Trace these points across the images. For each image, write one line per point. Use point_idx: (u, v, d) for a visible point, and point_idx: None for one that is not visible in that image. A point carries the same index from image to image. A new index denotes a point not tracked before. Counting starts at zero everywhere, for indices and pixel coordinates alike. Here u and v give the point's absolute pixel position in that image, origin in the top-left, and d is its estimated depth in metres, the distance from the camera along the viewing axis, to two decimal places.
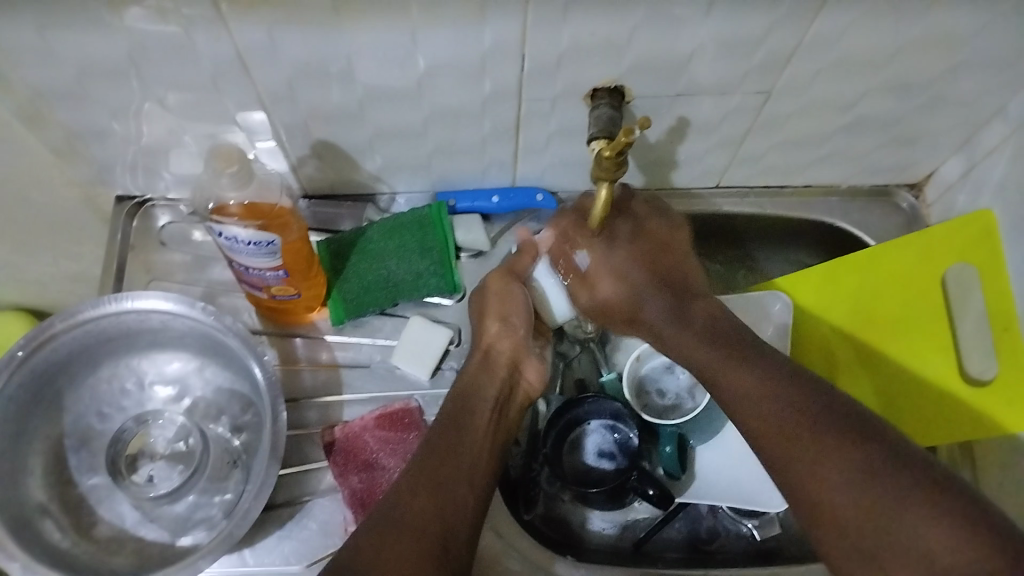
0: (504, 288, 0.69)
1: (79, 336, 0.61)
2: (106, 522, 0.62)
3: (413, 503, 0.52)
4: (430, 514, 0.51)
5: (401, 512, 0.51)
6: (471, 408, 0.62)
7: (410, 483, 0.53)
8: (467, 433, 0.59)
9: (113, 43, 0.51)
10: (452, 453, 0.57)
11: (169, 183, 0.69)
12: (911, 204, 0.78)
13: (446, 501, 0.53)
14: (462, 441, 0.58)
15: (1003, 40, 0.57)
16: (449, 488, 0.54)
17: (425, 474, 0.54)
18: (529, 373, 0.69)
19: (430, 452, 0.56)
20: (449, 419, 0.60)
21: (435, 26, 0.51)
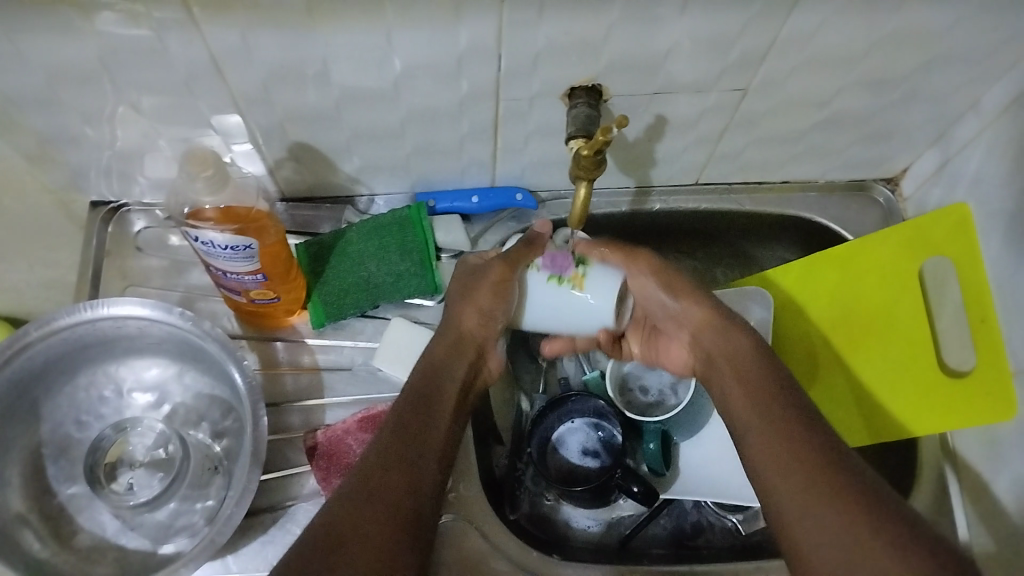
0: (501, 283, 0.60)
1: (55, 344, 0.61)
2: (86, 531, 0.62)
3: (386, 479, 0.50)
4: (400, 493, 0.50)
5: (372, 483, 0.49)
6: (439, 386, 0.59)
7: (381, 460, 0.51)
8: (437, 409, 0.57)
9: (84, 48, 0.50)
10: (424, 427, 0.55)
11: (145, 187, 0.68)
12: (889, 198, 0.78)
13: (415, 477, 0.51)
14: (435, 419, 0.56)
15: (977, 34, 0.57)
16: (418, 466, 0.52)
17: (398, 448, 0.52)
18: (491, 361, 0.65)
19: (402, 426, 0.54)
20: (420, 395, 0.57)
21: (410, 27, 0.51)
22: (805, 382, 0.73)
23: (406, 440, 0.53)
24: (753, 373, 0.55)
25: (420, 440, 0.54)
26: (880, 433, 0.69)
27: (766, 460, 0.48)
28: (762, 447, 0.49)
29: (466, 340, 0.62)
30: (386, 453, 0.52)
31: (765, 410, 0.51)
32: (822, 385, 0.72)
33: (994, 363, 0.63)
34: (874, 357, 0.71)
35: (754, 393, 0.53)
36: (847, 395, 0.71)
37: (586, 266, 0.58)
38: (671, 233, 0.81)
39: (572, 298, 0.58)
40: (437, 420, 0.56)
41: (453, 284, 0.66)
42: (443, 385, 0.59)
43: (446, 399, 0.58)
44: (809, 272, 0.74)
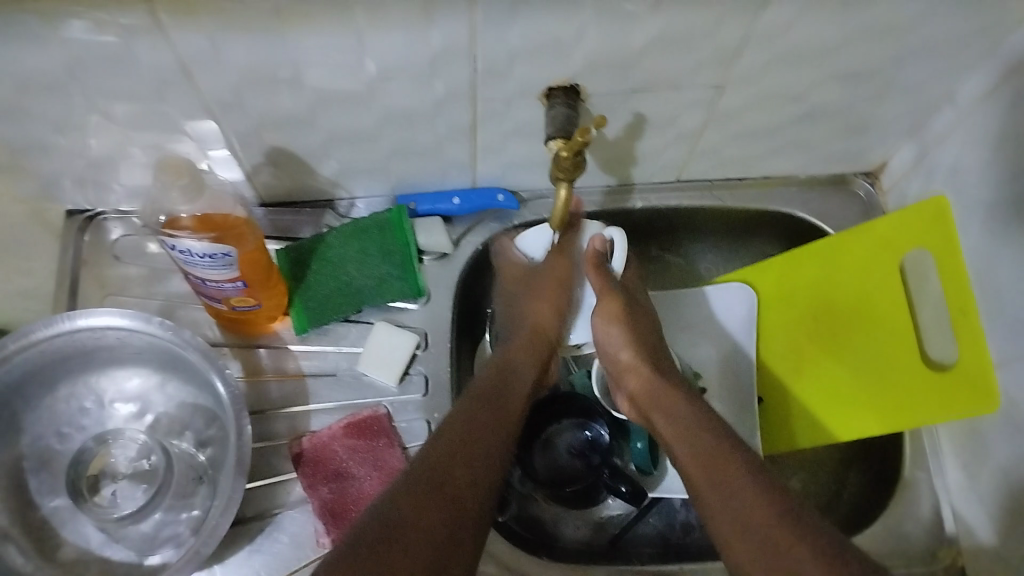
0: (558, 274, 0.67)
1: (33, 357, 0.60)
2: (70, 544, 0.61)
3: (454, 473, 0.51)
4: (467, 488, 0.50)
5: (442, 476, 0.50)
6: (509, 389, 0.61)
7: (447, 450, 0.52)
8: (505, 412, 0.58)
9: (52, 56, 0.50)
10: (490, 429, 0.56)
11: (121, 195, 0.68)
12: (869, 190, 0.78)
13: (484, 477, 0.52)
14: (501, 420, 0.57)
15: (952, 25, 0.57)
16: (485, 468, 0.52)
17: (463, 446, 0.53)
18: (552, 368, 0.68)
19: (473, 424, 0.55)
20: (486, 396, 0.59)
21: (382, 29, 0.50)
22: (763, 389, 0.76)
23: (473, 439, 0.54)
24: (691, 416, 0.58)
25: (487, 444, 0.54)
26: (851, 434, 0.70)
27: (724, 522, 0.49)
28: (718, 510, 0.50)
29: (539, 338, 0.66)
30: (456, 447, 0.53)
31: (712, 468, 0.53)
32: (800, 386, 0.74)
33: (978, 356, 0.63)
34: (855, 353, 0.71)
35: (700, 454, 0.54)
36: (812, 407, 0.72)
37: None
38: (652, 230, 0.80)
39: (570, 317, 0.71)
40: (501, 421, 0.57)
41: (504, 292, 0.70)
42: (511, 389, 0.61)
43: (511, 405, 0.60)
44: (779, 298, 0.76)
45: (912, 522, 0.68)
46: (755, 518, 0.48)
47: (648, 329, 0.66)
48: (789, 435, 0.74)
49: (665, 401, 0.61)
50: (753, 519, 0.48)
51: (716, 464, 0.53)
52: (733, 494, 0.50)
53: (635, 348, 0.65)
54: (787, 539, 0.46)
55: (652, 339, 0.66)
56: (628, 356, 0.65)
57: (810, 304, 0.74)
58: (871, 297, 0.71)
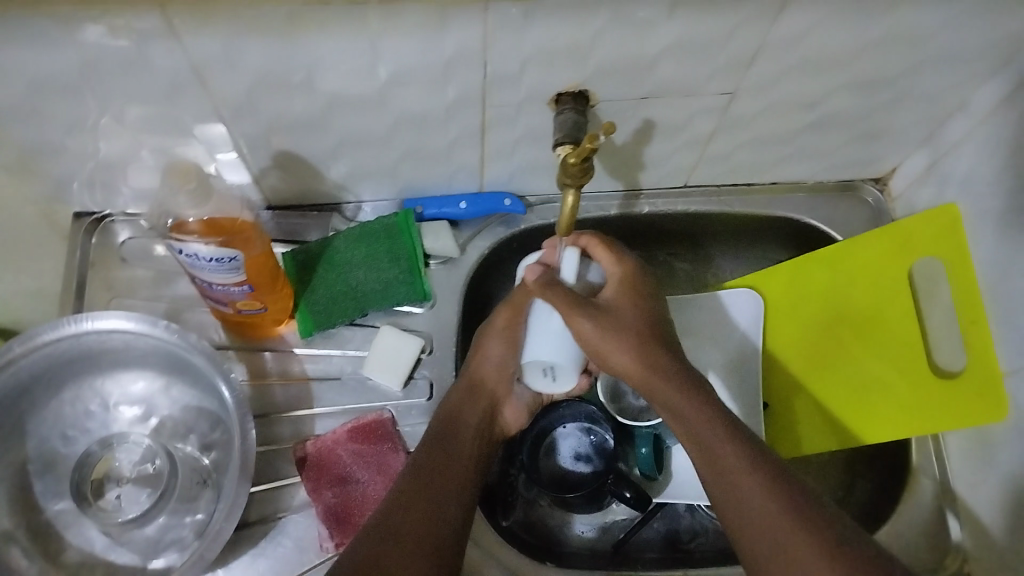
0: (509, 328, 0.63)
1: (39, 359, 0.60)
2: (74, 547, 0.61)
3: (407, 523, 0.51)
4: (421, 537, 0.51)
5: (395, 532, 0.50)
6: (458, 440, 0.60)
7: (398, 505, 0.53)
8: (456, 453, 0.58)
9: (64, 59, 0.49)
10: (440, 472, 0.56)
11: (128, 198, 0.68)
12: (877, 198, 0.78)
13: (439, 519, 0.53)
14: (457, 471, 0.57)
15: (967, 35, 0.57)
16: (439, 513, 0.53)
17: (421, 496, 0.53)
18: (507, 415, 0.67)
19: (420, 471, 0.56)
20: (438, 442, 0.58)
21: (395, 36, 0.50)
22: (768, 395, 0.76)
23: (425, 484, 0.55)
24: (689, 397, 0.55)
25: (440, 486, 0.55)
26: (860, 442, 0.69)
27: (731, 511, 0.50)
28: (722, 499, 0.51)
29: (480, 388, 0.64)
30: (405, 497, 0.53)
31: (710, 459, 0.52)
32: (806, 394, 0.73)
33: (987, 366, 0.63)
34: (862, 360, 0.71)
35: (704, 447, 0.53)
36: (821, 415, 0.72)
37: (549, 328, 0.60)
38: (659, 236, 0.80)
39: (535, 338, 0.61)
40: (454, 464, 0.57)
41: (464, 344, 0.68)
42: (457, 431, 0.60)
43: (465, 443, 0.60)
44: (783, 303, 0.76)
45: (919, 530, 0.68)
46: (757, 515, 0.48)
47: (636, 319, 0.59)
48: (796, 441, 0.73)
49: (657, 392, 0.57)
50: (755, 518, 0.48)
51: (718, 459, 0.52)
52: (731, 481, 0.50)
53: (627, 352, 0.57)
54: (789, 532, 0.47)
55: (643, 331, 0.58)
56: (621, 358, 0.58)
57: (816, 308, 0.74)
58: (876, 304, 0.71)
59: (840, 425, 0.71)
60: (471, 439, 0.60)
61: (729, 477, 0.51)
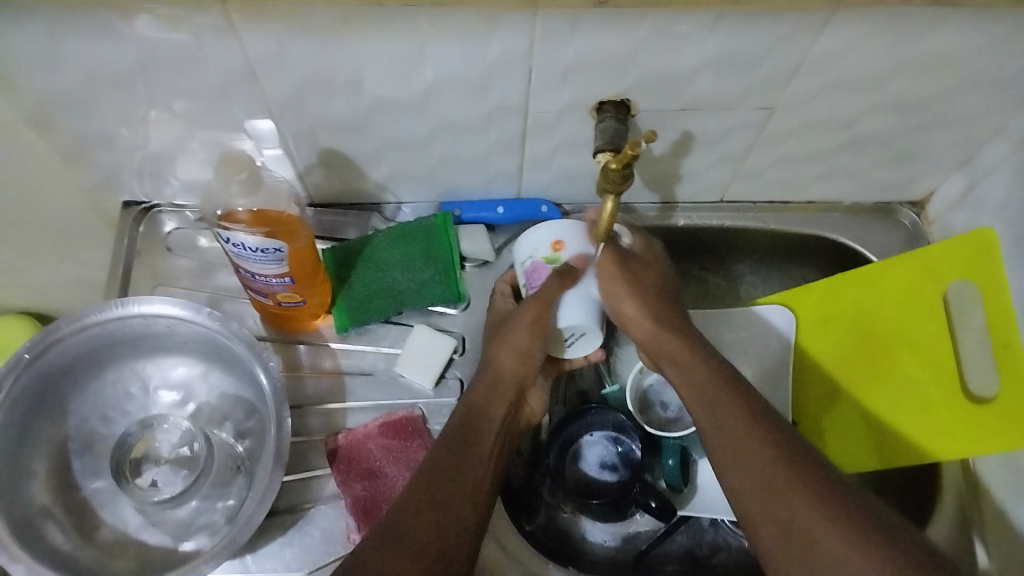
0: (535, 322, 0.62)
1: (85, 340, 0.62)
2: (109, 526, 0.63)
3: (418, 521, 0.52)
4: (434, 532, 0.52)
5: (408, 527, 0.51)
6: (480, 430, 0.60)
7: (416, 501, 0.53)
8: (477, 444, 0.59)
9: (125, 51, 0.51)
10: (458, 471, 0.56)
11: (176, 189, 0.70)
12: (914, 220, 0.78)
13: (453, 519, 0.53)
14: (478, 462, 0.58)
15: (1008, 59, 0.57)
16: (453, 508, 0.54)
17: (438, 488, 0.55)
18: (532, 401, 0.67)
19: (437, 471, 0.56)
20: (458, 434, 0.59)
21: (442, 38, 0.52)
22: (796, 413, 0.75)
23: (444, 486, 0.55)
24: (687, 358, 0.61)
25: (459, 481, 0.56)
26: (891, 461, 0.69)
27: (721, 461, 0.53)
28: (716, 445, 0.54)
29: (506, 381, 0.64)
30: (422, 497, 0.54)
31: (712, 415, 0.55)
32: (840, 409, 0.73)
33: (1021, 388, 0.63)
34: (897, 381, 0.71)
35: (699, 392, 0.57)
36: (853, 433, 0.72)
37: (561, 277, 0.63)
38: (694, 249, 0.81)
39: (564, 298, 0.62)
40: (476, 456, 0.58)
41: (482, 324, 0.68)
42: (480, 427, 0.60)
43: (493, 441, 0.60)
44: (817, 319, 0.75)
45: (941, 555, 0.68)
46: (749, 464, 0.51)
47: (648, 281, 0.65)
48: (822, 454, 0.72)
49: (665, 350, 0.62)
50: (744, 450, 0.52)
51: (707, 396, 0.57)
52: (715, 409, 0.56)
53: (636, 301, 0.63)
54: (763, 459, 0.51)
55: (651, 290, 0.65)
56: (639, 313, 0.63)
57: (849, 328, 0.74)
58: (908, 325, 0.71)
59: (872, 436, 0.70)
60: (493, 437, 0.61)
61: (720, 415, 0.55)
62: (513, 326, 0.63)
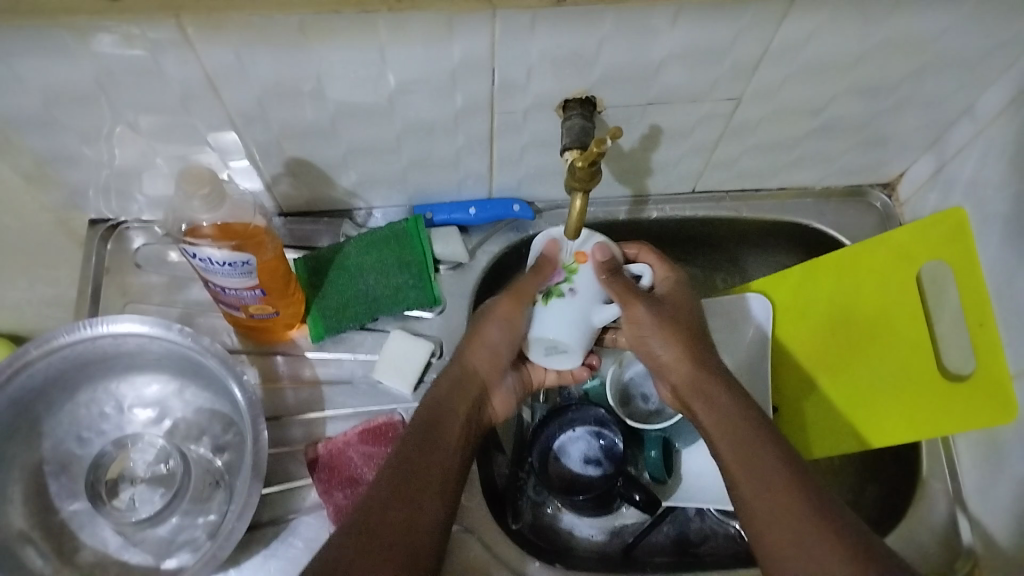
0: (509, 317, 0.61)
1: (54, 363, 0.61)
2: (89, 547, 0.62)
3: (389, 515, 0.53)
4: (398, 532, 0.52)
5: (374, 525, 0.52)
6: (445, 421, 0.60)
7: (381, 497, 0.54)
8: (443, 437, 0.59)
9: (81, 69, 0.51)
10: (423, 466, 0.56)
11: (143, 205, 0.69)
12: (885, 203, 0.78)
13: (422, 511, 0.54)
14: (444, 457, 0.58)
15: (970, 41, 0.57)
16: (417, 504, 0.54)
17: (404, 486, 0.55)
18: (497, 404, 0.66)
19: (402, 465, 0.56)
20: (424, 426, 0.59)
21: (403, 43, 0.51)
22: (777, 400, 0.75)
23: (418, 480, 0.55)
24: (710, 387, 0.60)
25: (425, 478, 0.56)
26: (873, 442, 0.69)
27: (753, 504, 0.53)
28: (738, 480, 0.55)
29: (472, 378, 0.63)
30: (387, 491, 0.54)
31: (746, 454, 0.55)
32: (818, 393, 0.73)
33: (997, 366, 0.63)
34: (875, 362, 0.71)
35: (724, 422, 0.58)
36: (832, 419, 0.72)
37: (548, 299, 0.58)
38: (668, 240, 0.81)
39: (560, 305, 0.58)
40: (443, 449, 0.58)
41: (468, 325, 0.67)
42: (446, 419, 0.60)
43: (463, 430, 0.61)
44: (793, 304, 0.76)
45: (926, 537, 0.68)
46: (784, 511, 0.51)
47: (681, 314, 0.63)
48: (805, 438, 0.72)
49: (693, 386, 0.61)
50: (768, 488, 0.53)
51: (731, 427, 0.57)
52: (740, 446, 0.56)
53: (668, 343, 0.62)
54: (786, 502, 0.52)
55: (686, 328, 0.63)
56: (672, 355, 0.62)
57: (824, 313, 0.74)
58: (884, 307, 0.71)
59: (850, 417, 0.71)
60: (460, 428, 0.61)
61: (745, 451, 0.55)
62: (484, 317, 0.63)
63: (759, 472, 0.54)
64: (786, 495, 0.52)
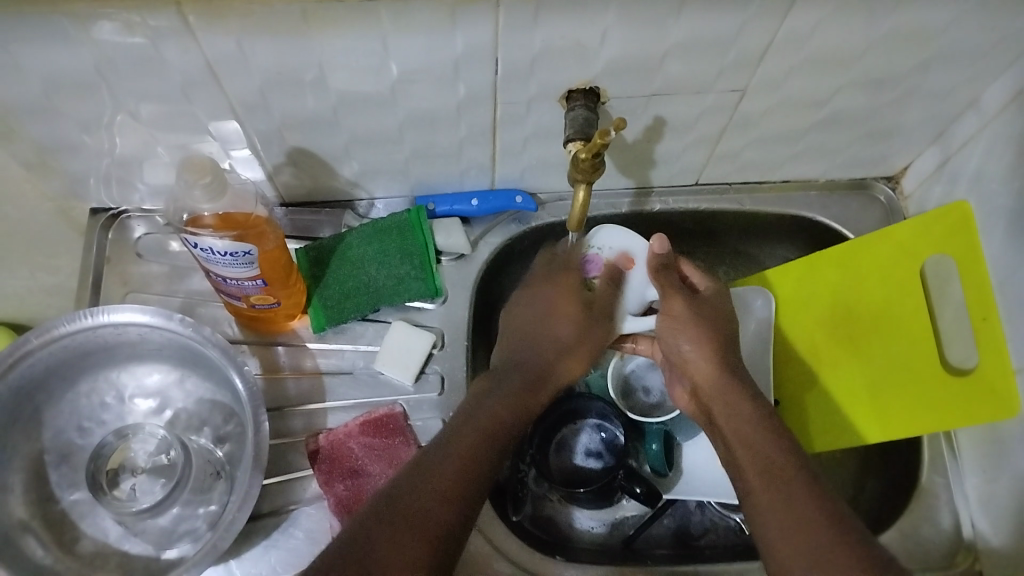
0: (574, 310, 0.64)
1: (55, 352, 0.61)
2: (89, 537, 0.62)
3: (425, 500, 0.49)
4: (434, 515, 0.48)
5: (410, 505, 0.48)
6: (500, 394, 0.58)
7: (419, 476, 0.50)
8: (491, 414, 0.56)
9: (82, 57, 0.50)
10: (463, 444, 0.53)
11: (144, 194, 0.69)
12: (889, 195, 0.78)
13: (457, 497, 0.50)
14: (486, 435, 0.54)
15: (976, 33, 0.57)
16: (454, 481, 0.50)
17: (440, 466, 0.51)
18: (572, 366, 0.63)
19: (446, 443, 0.53)
20: (475, 401, 0.57)
21: (404, 32, 0.51)
22: (779, 394, 0.75)
23: (455, 464, 0.51)
24: (741, 404, 0.59)
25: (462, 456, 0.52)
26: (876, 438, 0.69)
27: (773, 518, 0.50)
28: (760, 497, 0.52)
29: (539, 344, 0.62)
30: (425, 471, 0.51)
31: (763, 464, 0.54)
32: (819, 387, 0.73)
33: (999, 363, 0.63)
34: (877, 357, 0.71)
35: (751, 440, 0.56)
36: (835, 411, 0.72)
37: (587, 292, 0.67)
38: (671, 232, 0.80)
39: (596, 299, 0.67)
40: (490, 424, 0.55)
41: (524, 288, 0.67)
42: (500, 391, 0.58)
43: (498, 420, 0.56)
44: (796, 298, 0.76)
45: (929, 531, 0.68)
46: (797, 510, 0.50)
47: (716, 323, 0.63)
48: (806, 433, 0.73)
49: (723, 400, 0.60)
50: (793, 503, 0.50)
51: (755, 447, 0.55)
52: (767, 462, 0.54)
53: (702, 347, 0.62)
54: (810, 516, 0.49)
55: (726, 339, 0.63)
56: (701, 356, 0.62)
57: (828, 309, 0.74)
58: (886, 303, 0.71)
59: (852, 413, 0.71)
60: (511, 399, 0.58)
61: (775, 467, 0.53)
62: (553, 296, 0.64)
63: (783, 490, 0.51)
64: (814, 509, 0.49)
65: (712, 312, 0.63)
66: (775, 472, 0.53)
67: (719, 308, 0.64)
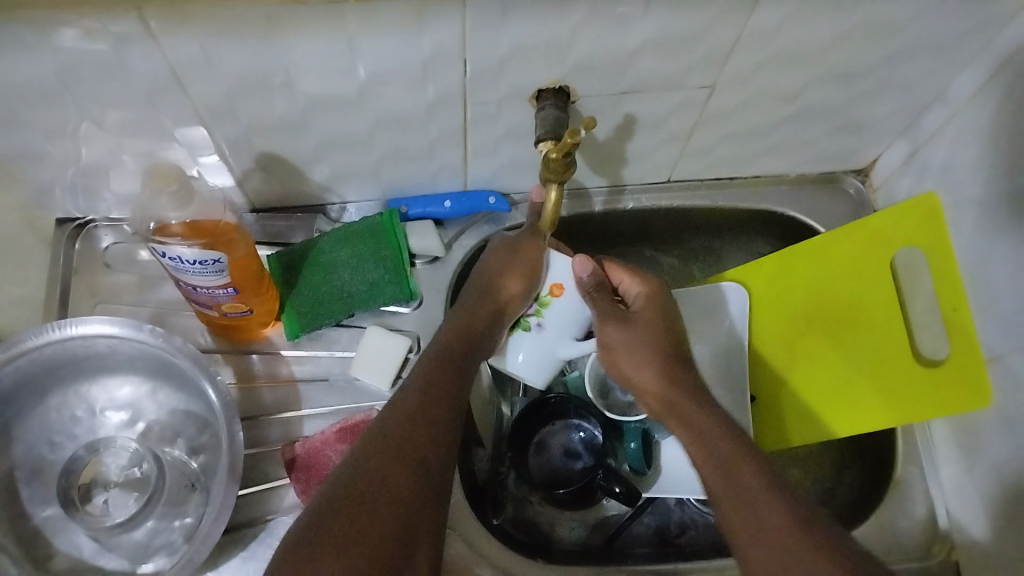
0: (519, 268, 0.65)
1: (23, 366, 0.60)
2: (63, 553, 0.61)
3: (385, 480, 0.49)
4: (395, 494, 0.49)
5: (372, 485, 0.48)
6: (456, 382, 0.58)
7: (374, 457, 0.50)
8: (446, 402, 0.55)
9: (42, 65, 0.49)
10: (421, 423, 0.53)
11: (111, 203, 0.67)
12: (859, 189, 0.79)
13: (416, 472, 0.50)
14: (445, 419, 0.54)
15: (941, 25, 0.57)
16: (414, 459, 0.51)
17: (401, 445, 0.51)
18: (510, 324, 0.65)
19: (403, 427, 0.53)
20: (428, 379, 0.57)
21: (372, 33, 0.50)
22: (756, 390, 0.76)
23: (422, 451, 0.51)
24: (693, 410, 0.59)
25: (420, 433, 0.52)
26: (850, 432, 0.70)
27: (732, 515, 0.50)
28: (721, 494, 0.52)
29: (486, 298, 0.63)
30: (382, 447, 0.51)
31: (718, 462, 0.53)
32: (796, 383, 0.74)
33: (969, 349, 0.63)
34: (850, 350, 0.71)
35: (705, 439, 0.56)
36: (813, 412, 0.72)
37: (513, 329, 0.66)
38: (644, 230, 0.81)
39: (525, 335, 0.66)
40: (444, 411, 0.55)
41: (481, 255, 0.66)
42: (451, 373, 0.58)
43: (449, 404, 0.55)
44: (770, 294, 0.76)
45: (906, 521, 0.69)
46: (758, 511, 0.49)
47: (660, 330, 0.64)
48: (783, 433, 0.73)
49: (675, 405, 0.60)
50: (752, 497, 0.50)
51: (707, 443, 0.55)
52: (724, 454, 0.54)
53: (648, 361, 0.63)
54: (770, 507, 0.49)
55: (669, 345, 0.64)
56: (647, 377, 0.63)
57: (802, 303, 0.74)
58: (859, 296, 0.71)
59: (828, 408, 0.71)
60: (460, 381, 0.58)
61: (728, 459, 0.53)
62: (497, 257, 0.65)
63: (741, 485, 0.51)
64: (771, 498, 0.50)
65: (654, 317, 0.64)
66: (732, 468, 0.53)
67: (659, 312, 0.65)
